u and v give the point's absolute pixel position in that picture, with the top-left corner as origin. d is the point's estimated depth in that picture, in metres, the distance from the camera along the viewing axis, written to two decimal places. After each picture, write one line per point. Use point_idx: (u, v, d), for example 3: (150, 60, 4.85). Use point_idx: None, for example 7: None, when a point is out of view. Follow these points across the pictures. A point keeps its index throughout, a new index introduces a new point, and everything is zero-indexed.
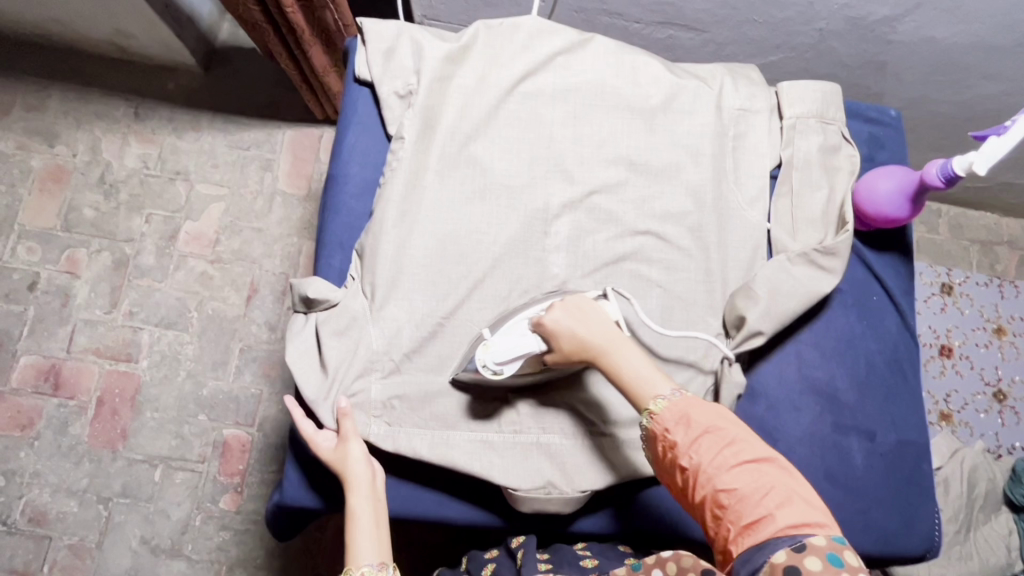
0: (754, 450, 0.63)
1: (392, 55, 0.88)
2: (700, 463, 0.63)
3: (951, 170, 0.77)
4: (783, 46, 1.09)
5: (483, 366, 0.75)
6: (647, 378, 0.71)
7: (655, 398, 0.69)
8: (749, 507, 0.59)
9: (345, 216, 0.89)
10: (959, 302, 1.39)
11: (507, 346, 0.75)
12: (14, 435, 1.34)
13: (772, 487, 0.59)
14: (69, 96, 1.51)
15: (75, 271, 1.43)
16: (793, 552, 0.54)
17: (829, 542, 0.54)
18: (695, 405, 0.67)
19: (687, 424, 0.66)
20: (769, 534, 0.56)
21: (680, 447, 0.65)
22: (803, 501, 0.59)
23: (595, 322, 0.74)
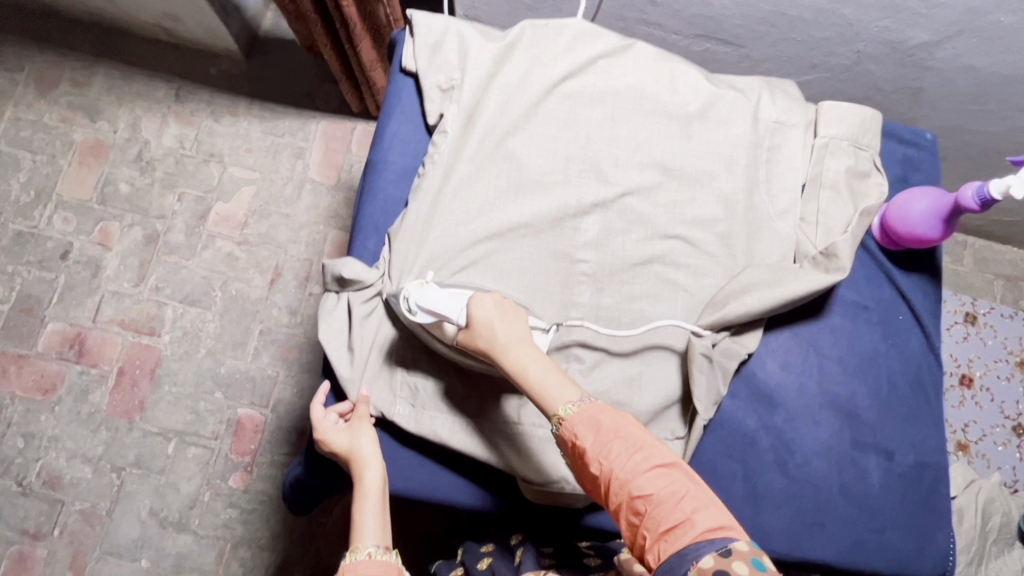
0: (664, 453, 0.61)
1: (438, 49, 0.90)
2: (614, 471, 0.60)
3: (987, 194, 0.78)
4: (819, 66, 1.10)
5: (405, 297, 0.75)
6: (551, 386, 0.66)
7: (564, 404, 0.64)
8: (666, 512, 0.57)
9: (382, 201, 0.90)
10: (982, 333, 1.38)
11: (434, 299, 0.73)
12: (37, 399, 1.38)
13: (686, 491, 0.58)
14: (114, 74, 1.55)
15: (107, 243, 1.46)
16: (718, 556, 0.53)
17: (749, 546, 0.54)
18: (605, 411, 0.63)
19: (597, 431, 0.62)
20: (690, 539, 0.55)
21: (591, 455, 0.61)
22: (716, 503, 0.58)
23: (511, 324, 0.71)
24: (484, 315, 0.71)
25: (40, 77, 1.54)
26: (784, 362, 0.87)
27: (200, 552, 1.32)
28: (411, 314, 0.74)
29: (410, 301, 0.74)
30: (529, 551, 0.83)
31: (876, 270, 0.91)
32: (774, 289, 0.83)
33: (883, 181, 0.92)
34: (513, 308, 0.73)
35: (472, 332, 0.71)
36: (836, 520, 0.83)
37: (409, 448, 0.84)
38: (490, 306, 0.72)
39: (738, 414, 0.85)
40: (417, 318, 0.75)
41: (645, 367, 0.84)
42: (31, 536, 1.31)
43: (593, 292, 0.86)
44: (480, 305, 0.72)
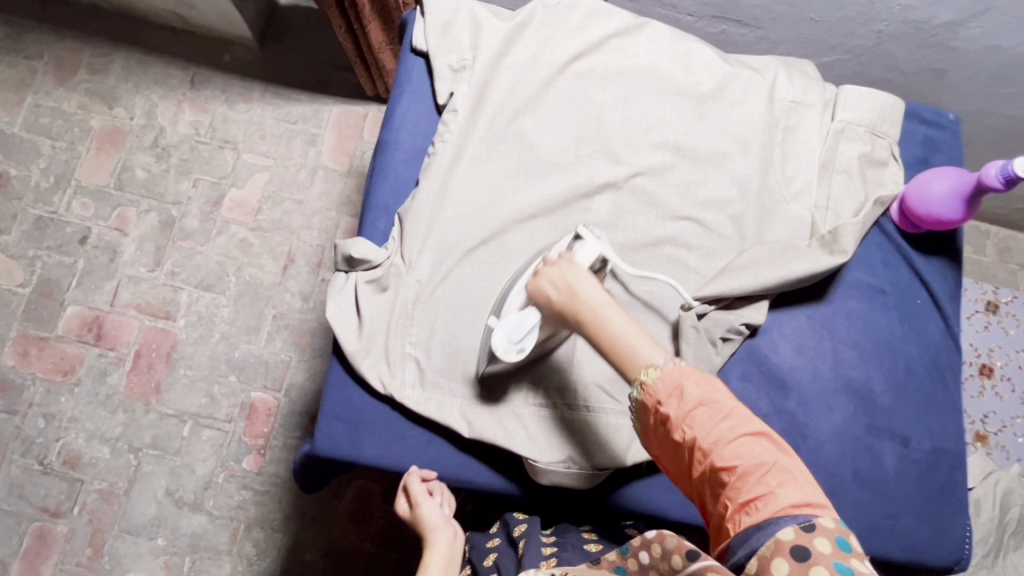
0: (751, 423, 0.61)
1: (449, 29, 0.90)
2: (698, 438, 0.60)
3: (1011, 171, 0.75)
4: (839, 47, 1.08)
5: (504, 351, 0.75)
6: (631, 344, 0.66)
7: (646, 367, 0.64)
8: (749, 483, 0.58)
9: (392, 181, 0.90)
10: (1003, 322, 1.35)
11: (516, 324, 0.75)
12: (56, 380, 1.40)
13: (772, 464, 0.58)
14: (131, 62, 1.57)
15: (123, 228, 1.48)
16: (801, 531, 0.54)
17: (835, 523, 0.55)
18: (691, 375, 0.63)
19: (682, 397, 0.62)
20: (771, 513, 0.56)
21: (674, 420, 0.62)
22: (801, 479, 0.58)
23: (574, 287, 0.70)
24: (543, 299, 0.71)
25: (60, 64, 1.56)
26: (800, 344, 0.86)
27: (215, 532, 1.34)
28: (524, 352, 0.75)
29: (506, 348, 0.75)
30: (534, 540, 0.78)
31: (893, 253, 0.89)
32: (773, 268, 0.82)
33: (900, 170, 0.90)
34: (572, 268, 0.72)
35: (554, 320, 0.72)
36: (850, 505, 0.82)
37: (419, 426, 0.83)
38: (543, 286, 0.72)
39: (750, 397, 0.84)
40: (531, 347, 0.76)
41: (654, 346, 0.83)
42: (52, 513, 1.34)
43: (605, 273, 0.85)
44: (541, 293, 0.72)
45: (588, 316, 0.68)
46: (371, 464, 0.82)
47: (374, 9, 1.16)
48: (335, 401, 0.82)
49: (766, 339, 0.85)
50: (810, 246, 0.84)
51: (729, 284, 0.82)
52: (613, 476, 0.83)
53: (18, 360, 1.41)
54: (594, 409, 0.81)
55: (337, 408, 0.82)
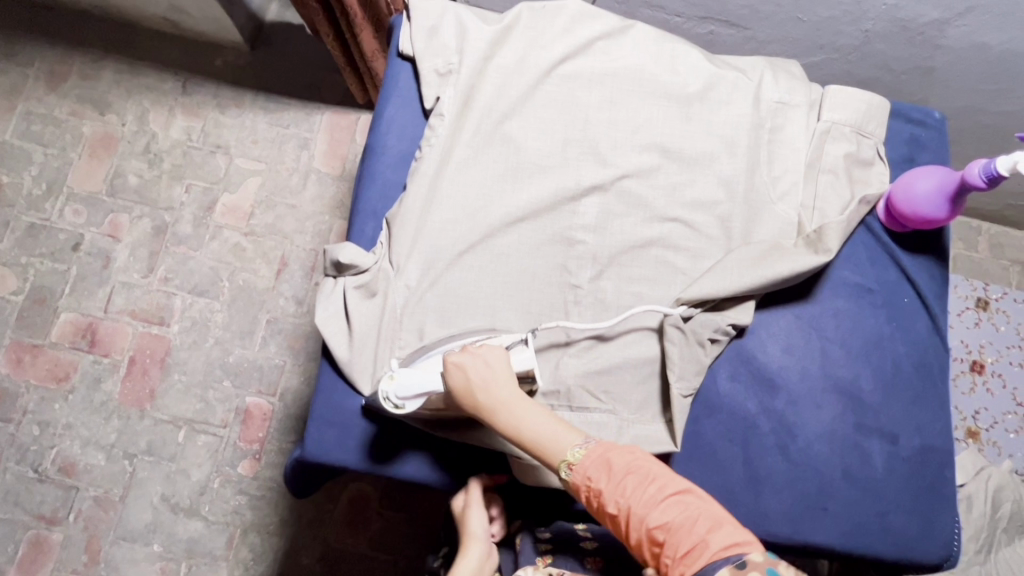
0: (676, 481, 0.63)
1: (435, 33, 0.90)
2: (631, 505, 0.62)
3: (994, 170, 0.76)
4: (827, 46, 1.08)
5: (386, 397, 0.75)
6: (552, 436, 0.67)
7: (571, 448, 0.66)
8: (681, 536, 0.59)
9: (380, 185, 0.90)
10: (994, 318, 1.35)
11: (411, 382, 0.73)
12: (51, 387, 1.40)
13: (700, 513, 0.60)
14: (122, 68, 1.57)
15: (116, 234, 1.48)
16: (735, 570, 0.54)
17: (766, 557, 0.55)
18: (613, 448, 0.66)
19: (608, 469, 0.64)
20: (705, 560, 0.56)
21: (606, 493, 0.63)
22: (731, 522, 0.59)
23: (487, 372, 0.70)
24: (460, 373, 0.69)
25: (51, 70, 1.56)
26: (787, 343, 0.86)
27: (211, 537, 1.34)
28: (401, 409, 0.75)
29: (387, 395, 0.74)
30: (526, 538, 0.84)
31: (880, 252, 0.90)
32: (758, 269, 0.82)
33: (886, 170, 0.91)
34: (494, 353, 0.71)
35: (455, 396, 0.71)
36: (839, 504, 0.82)
37: (408, 430, 0.83)
38: (462, 364, 0.70)
39: (738, 397, 0.84)
40: (410, 408, 0.75)
41: (640, 347, 0.84)
42: (47, 521, 1.34)
43: (593, 275, 0.86)
44: (454, 370, 0.70)
45: (502, 414, 0.69)
46: (361, 468, 0.83)
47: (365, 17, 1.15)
48: (325, 405, 0.83)
49: (754, 339, 0.86)
50: (796, 246, 0.85)
51: (715, 286, 0.82)
52: None
53: (12, 367, 1.41)
54: (580, 409, 0.81)
55: (328, 414, 0.82)
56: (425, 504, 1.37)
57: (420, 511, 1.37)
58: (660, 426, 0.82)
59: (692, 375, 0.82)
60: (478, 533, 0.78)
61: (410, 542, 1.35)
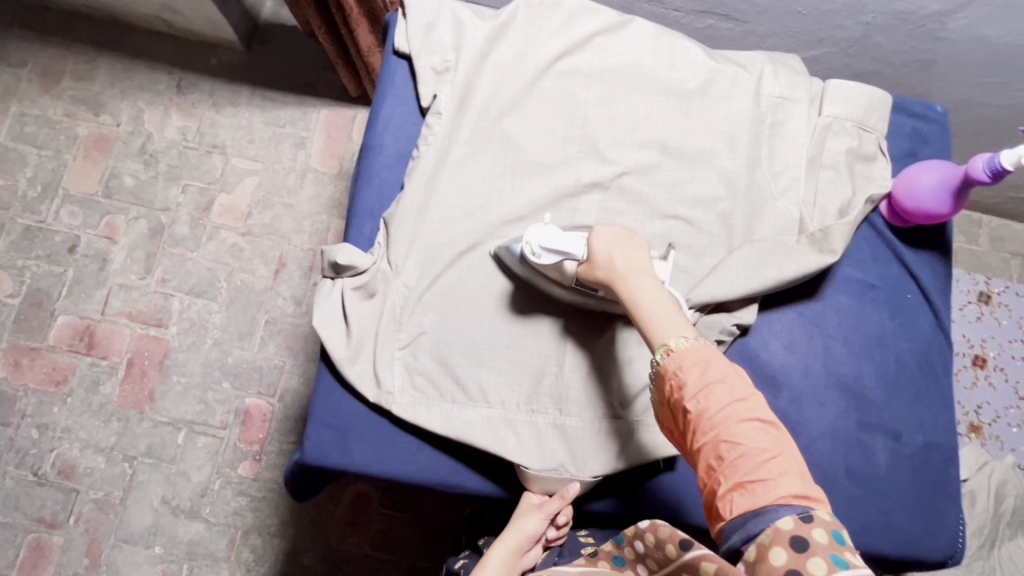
0: (765, 410, 0.59)
1: (431, 30, 0.89)
2: (708, 410, 0.58)
3: (998, 165, 0.75)
4: (827, 40, 1.07)
5: (527, 243, 0.77)
6: (663, 316, 0.66)
7: (676, 336, 0.63)
8: (750, 465, 0.56)
9: (377, 185, 0.89)
10: (996, 312, 1.35)
11: (558, 237, 0.76)
12: (49, 391, 1.40)
13: (779, 452, 0.56)
14: (116, 68, 1.55)
15: (113, 236, 1.47)
16: (799, 521, 0.53)
17: (834, 518, 0.53)
18: (714, 354, 0.61)
19: (703, 369, 0.60)
20: (771, 499, 0.54)
21: (688, 389, 0.60)
22: (806, 472, 0.56)
23: (633, 253, 0.72)
24: (603, 245, 0.73)
25: (45, 71, 1.55)
26: (791, 341, 0.85)
27: (212, 539, 1.34)
28: (536, 259, 0.76)
29: (530, 245, 0.76)
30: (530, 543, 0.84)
31: (883, 248, 0.89)
32: (764, 272, 0.82)
33: (888, 165, 0.90)
34: (634, 243, 0.73)
35: (591, 262, 0.73)
36: (842, 502, 0.82)
37: (408, 433, 0.82)
38: (608, 235, 0.73)
39: None
40: (542, 261, 0.76)
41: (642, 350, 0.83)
42: (47, 524, 1.34)
43: None
44: (600, 236, 0.73)
45: (625, 285, 0.70)
46: (361, 471, 0.82)
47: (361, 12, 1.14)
48: (323, 408, 0.82)
49: (757, 337, 0.85)
50: (799, 243, 0.84)
51: (719, 285, 0.82)
52: (607, 480, 0.84)
53: (10, 371, 1.40)
54: (588, 417, 0.81)
55: (326, 416, 0.82)
56: (426, 503, 1.36)
57: (421, 511, 1.36)
58: None
59: None
60: (526, 533, 0.79)
61: (412, 541, 1.35)
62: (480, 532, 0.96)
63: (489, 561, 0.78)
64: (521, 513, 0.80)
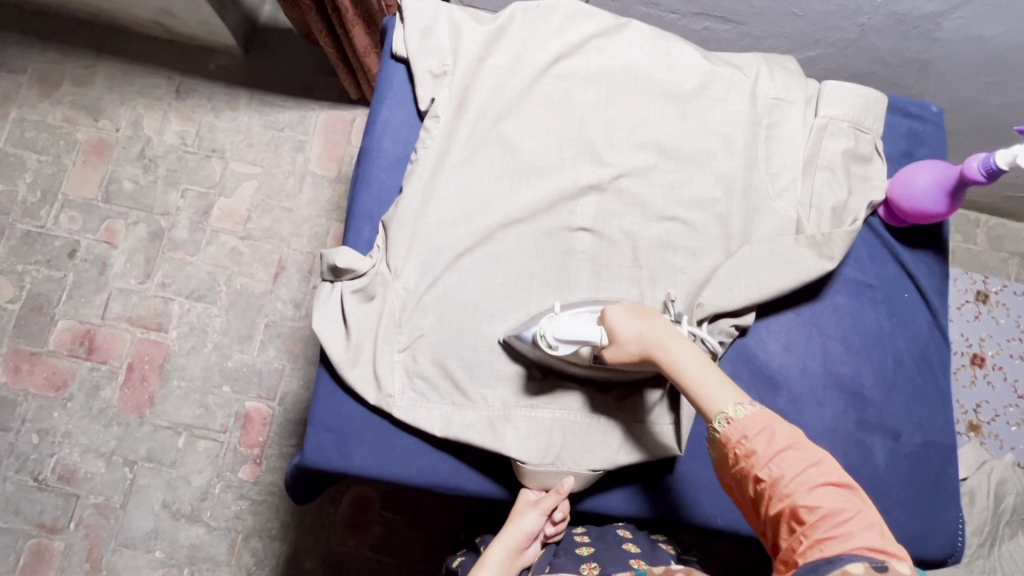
0: (840, 473, 0.57)
1: (428, 34, 0.89)
2: (780, 474, 0.57)
3: (993, 164, 0.76)
4: (822, 41, 1.07)
5: (540, 336, 0.77)
6: (710, 380, 0.64)
7: (732, 402, 0.62)
8: (828, 525, 0.54)
9: (376, 188, 0.89)
10: (993, 311, 1.35)
11: (569, 326, 0.76)
12: (49, 396, 1.40)
13: (857, 511, 0.54)
14: (115, 73, 1.56)
15: (113, 240, 1.48)
16: (872, 570, 0.49)
17: (917, 575, 0.50)
18: (780, 419, 0.61)
19: (769, 435, 0.59)
20: (845, 553, 0.51)
21: (758, 457, 0.59)
22: (887, 532, 0.53)
23: (657, 322, 0.71)
24: (627, 322, 0.72)
25: (44, 77, 1.55)
26: (789, 342, 0.85)
27: (213, 543, 1.34)
28: (553, 350, 0.77)
29: (545, 338, 0.77)
30: None
31: (880, 248, 0.89)
32: (764, 275, 0.82)
33: (885, 165, 0.90)
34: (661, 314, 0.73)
35: (617, 344, 0.72)
36: None
37: (407, 435, 0.82)
38: (626, 314, 0.73)
39: None
40: (560, 351, 0.77)
41: None
42: (48, 529, 1.34)
43: (591, 275, 0.85)
44: (617, 317, 0.73)
45: (661, 357, 0.69)
46: (361, 473, 0.82)
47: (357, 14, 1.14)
48: (322, 411, 0.82)
49: (755, 338, 0.85)
50: (797, 244, 0.84)
51: (718, 287, 0.82)
52: (604, 478, 0.84)
53: (10, 376, 1.40)
54: (587, 413, 0.81)
55: (326, 419, 0.82)
56: (426, 505, 1.37)
57: (421, 513, 1.36)
58: (663, 427, 0.81)
59: None
60: (522, 527, 0.78)
61: (413, 544, 1.35)
62: (480, 532, 0.96)
63: (487, 561, 0.77)
64: (519, 510, 0.79)
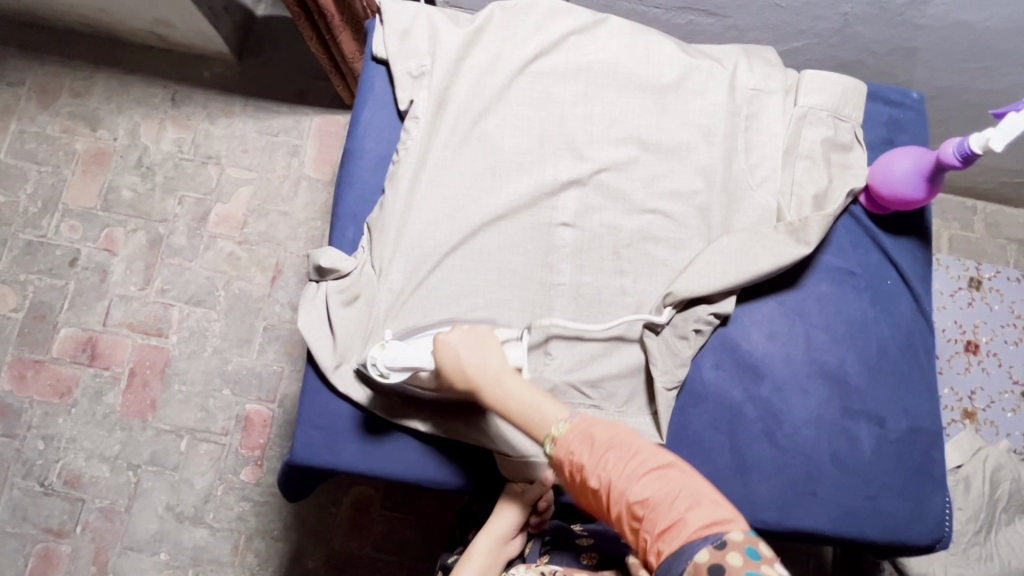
0: (658, 456, 0.61)
1: (407, 36, 0.90)
2: (611, 479, 0.60)
3: (968, 149, 0.76)
4: (806, 31, 1.07)
5: (373, 364, 0.76)
6: (538, 407, 0.66)
7: (555, 422, 0.64)
8: (660, 515, 0.57)
9: (359, 189, 0.91)
10: (988, 298, 1.34)
11: (400, 353, 0.75)
12: (54, 402, 1.42)
13: (680, 490, 0.58)
14: (112, 83, 1.58)
15: (112, 248, 1.50)
16: (716, 550, 0.54)
17: (745, 535, 0.55)
18: (596, 423, 0.64)
19: (591, 443, 0.62)
20: (686, 539, 0.55)
21: (587, 466, 0.61)
22: (712, 499, 0.58)
23: (483, 355, 0.70)
24: (450, 352, 0.71)
25: (42, 89, 1.58)
26: (772, 331, 0.86)
27: (216, 544, 1.35)
28: (388, 379, 0.76)
29: (376, 365, 0.76)
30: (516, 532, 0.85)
31: (862, 236, 0.90)
32: (743, 265, 0.83)
33: (865, 153, 0.90)
34: (486, 335, 0.73)
35: (443, 372, 0.71)
36: (827, 489, 0.82)
37: (394, 431, 0.83)
38: (454, 340, 0.71)
39: (723, 385, 0.84)
40: (394, 379, 0.77)
41: (622, 344, 0.84)
42: (55, 533, 1.36)
43: (573, 270, 0.86)
44: (445, 344, 0.71)
45: (489, 388, 0.69)
46: (350, 470, 0.83)
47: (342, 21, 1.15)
48: (311, 409, 0.83)
49: (737, 327, 0.86)
50: (777, 233, 0.85)
51: (698, 278, 0.82)
52: None
53: (15, 384, 1.43)
54: (568, 406, 0.82)
55: (314, 417, 0.83)
56: (426, 503, 1.38)
57: (422, 511, 1.38)
58: (646, 419, 0.82)
59: (672, 363, 0.83)
60: (510, 516, 0.78)
61: (414, 541, 1.36)
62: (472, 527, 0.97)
63: (472, 556, 0.76)
64: (504, 501, 0.80)
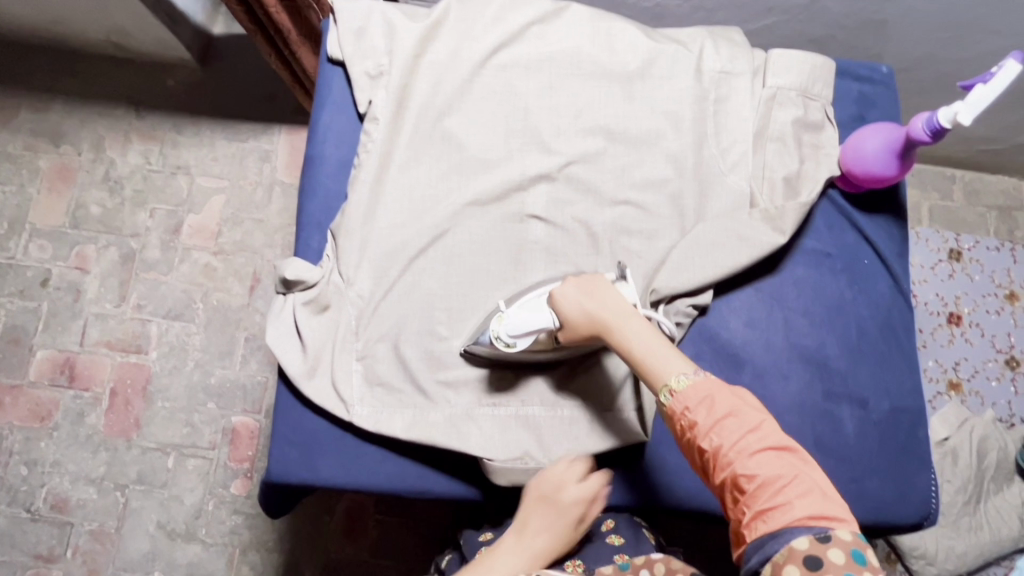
0: (776, 436, 0.61)
1: (363, 34, 0.87)
2: (722, 446, 0.61)
3: (937, 124, 0.75)
4: (776, 8, 1.05)
5: (496, 337, 0.76)
6: (658, 355, 0.68)
7: (676, 374, 0.66)
8: (768, 493, 0.58)
9: (323, 195, 0.88)
10: (967, 268, 1.34)
11: (522, 321, 0.75)
12: (34, 427, 1.39)
13: (795, 475, 0.59)
14: (72, 96, 1.53)
15: (84, 266, 1.46)
16: (818, 541, 0.55)
17: (853, 538, 0.55)
18: (720, 388, 0.64)
19: (711, 407, 0.63)
20: (787, 523, 0.56)
21: (701, 426, 0.62)
22: (824, 493, 0.58)
23: (609, 300, 0.72)
24: (574, 301, 0.73)
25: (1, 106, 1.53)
26: (750, 318, 0.85)
27: (211, 560, 1.34)
28: (513, 348, 0.76)
29: (499, 336, 0.76)
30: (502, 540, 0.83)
31: (836, 216, 0.88)
32: (719, 258, 0.82)
33: (836, 132, 0.89)
34: (605, 285, 0.74)
35: (569, 327, 0.73)
36: None
37: (371, 444, 0.82)
38: (574, 293, 0.73)
39: None
40: (519, 347, 0.76)
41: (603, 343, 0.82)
42: (45, 559, 1.34)
43: (548, 265, 0.84)
44: (564, 297, 0.73)
45: (616, 333, 0.70)
46: (329, 485, 0.81)
47: (300, 36, 1.10)
48: (287, 425, 0.81)
49: (716, 317, 0.85)
50: (751, 219, 0.83)
51: (674, 272, 0.82)
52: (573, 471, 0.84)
53: None
54: (550, 405, 0.81)
55: (290, 432, 0.81)
56: (421, 507, 1.36)
57: (417, 515, 1.36)
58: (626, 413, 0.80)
59: None
60: (550, 506, 0.74)
61: (412, 545, 1.35)
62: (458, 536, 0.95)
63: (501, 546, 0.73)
64: (548, 488, 0.76)
